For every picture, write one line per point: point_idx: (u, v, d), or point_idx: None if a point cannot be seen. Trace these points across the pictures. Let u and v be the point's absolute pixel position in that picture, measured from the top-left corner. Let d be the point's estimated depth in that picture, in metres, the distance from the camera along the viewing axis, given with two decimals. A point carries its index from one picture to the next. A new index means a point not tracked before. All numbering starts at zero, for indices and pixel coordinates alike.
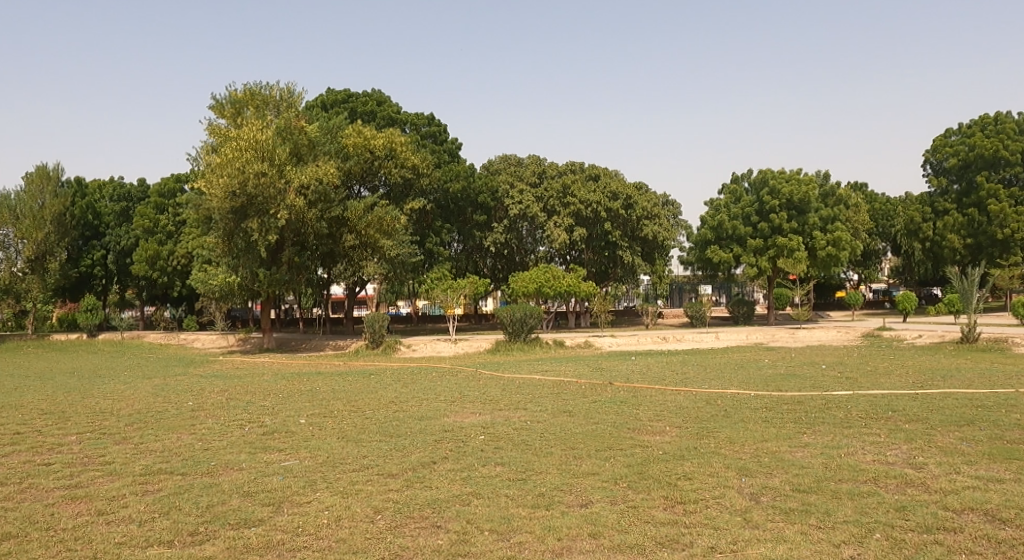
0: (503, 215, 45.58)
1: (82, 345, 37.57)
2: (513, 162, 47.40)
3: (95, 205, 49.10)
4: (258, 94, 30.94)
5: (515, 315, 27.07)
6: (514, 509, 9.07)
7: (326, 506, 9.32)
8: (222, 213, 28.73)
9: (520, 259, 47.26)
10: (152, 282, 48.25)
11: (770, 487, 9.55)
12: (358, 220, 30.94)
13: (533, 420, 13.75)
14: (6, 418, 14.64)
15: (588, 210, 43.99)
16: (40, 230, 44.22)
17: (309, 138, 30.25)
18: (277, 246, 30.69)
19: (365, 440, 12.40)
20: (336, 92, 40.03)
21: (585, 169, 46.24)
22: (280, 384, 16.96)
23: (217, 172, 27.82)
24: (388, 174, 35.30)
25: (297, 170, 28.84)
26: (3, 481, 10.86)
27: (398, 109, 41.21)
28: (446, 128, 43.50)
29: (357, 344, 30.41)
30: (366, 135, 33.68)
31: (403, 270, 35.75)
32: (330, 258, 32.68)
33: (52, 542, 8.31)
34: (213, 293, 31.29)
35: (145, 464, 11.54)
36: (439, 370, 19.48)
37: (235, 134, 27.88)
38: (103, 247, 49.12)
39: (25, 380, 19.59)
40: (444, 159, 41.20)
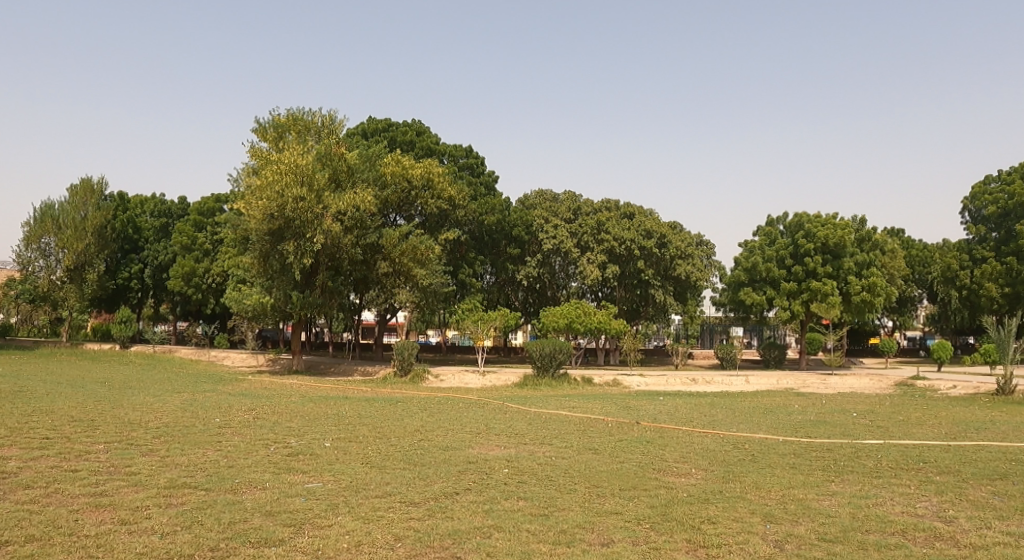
0: (537, 249, 45.90)
1: (116, 356, 38.25)
2: (549, 197, 47.59)
3: (136, 220, 50.15)
4: (301, 120, 31.59)
5: (545, 349, 26.95)
6: (534, 544, 8.99)
7: (348, 530, 9.33)
8: (259, 235, 29.24)
9: (552, 294, 47.30)
10: (186, 299, 48.93)
11: (795, 535, 9.35)
12: (392, 248, 31.18)
13: (558, 456, 13.66)
14: (37, 423, 14.90)
15: (621, 247, 43.94)
16: (81, 241, 45.28)
17: (348, 165, 30.62)
18: (311, 269, 31.02)
19: (389, 467, 12.39)
20: (377, 121, 40.61)
21: (620, 207, 46.17)
22: (308, 406, 17.07)
23: (256, 194, 28.37)
24: (424, 205, 35.66)
25: (335, 196, 29.16)
26: (30, 484, 11.04)
27: (436, 140, 41.71)
28: (484, 160, 43.90)
29: (386, 371, 30.46)
30: (405, 164, 34.06)
31: (435, 299, 36.03)
32: (363, 284, 32.96)
33: (75, 548, 8.42)
34: (246, 313, 31.58)
35: (170, 477, 11.64)
36: (466, 400, 19.39)
37: (276, 157, 28.41)
38: (141, 261, 50.10)
39: (57, 387, 19.86)
40: (481, 191, 41.37)
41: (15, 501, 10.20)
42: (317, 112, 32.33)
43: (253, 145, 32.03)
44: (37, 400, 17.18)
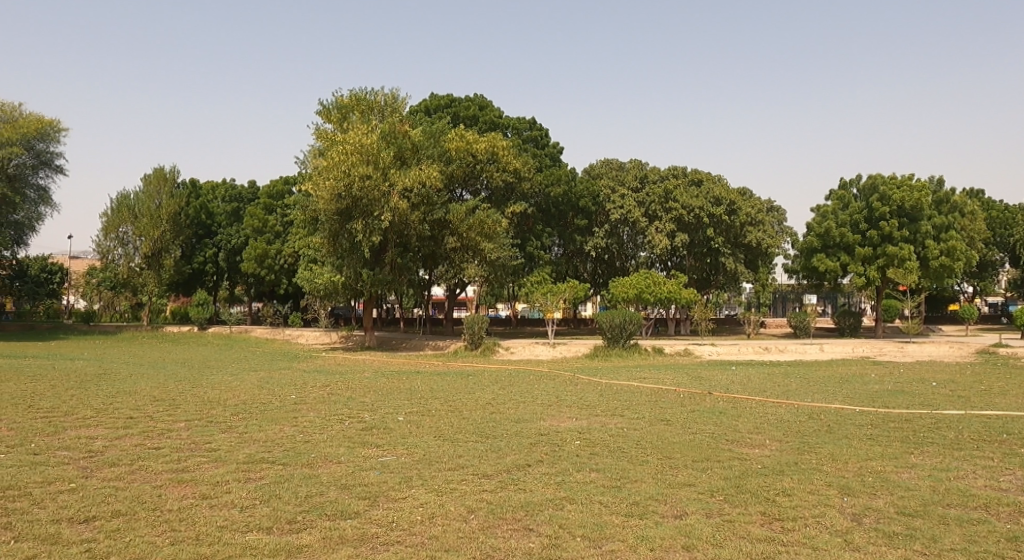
0: (604, 220, 45.55)
1: (195, 338, 39.62)
2: (615, 166, 46.95)
3: (209, 205, 51.82)
4: (364, 99, 31.86)
5: (615, 321, 26.71)
6: (606, 516, 8.90)
7: (422, 503, 9.43)
8: (328, 215, 29.58)
9: (620, 264, 46.98)
10: (260, 280, 50.30)
11: (873, 509, 9.03)
12: (460, 223, 31.33)
13: (630, 427, 13.52)
14: (122, 403, 15.52)
15: (690, 215, 43.12)
16: (157, 228, 46.90)
17: (413, 142, 30.70)
18: (380, 247, 31.35)
19: (462, 440, 12.46)
20: (439, 97, 40.67)
21: (688, 174, 45.26)
22: (381, 381, 17.33)
23: (324, 175, 28.70)
24: (490, 178, 35.69)
25: (401, 173, 29.34)
26: (116, 462, 11.52)
27: (500, 113, 41.53)
28: (548, 131, 43.53)
29: (456, 345, 30.75)
30: (469, 139, 34.14)
31: (503, 272, 36.36)
32: (432, 260, 33.19)
33: (158, 522, 8.73)
34: (318, 291, 32.30)
35: (249, 453, 11.96)
36: (537, 372, 19.41)
37: (342, 137, 28.72)
38: (215, 245, 51.62)
39: (141, 368, 20.66)
40: (546, 163, 41.13)
41: (102, 478, 10.63)
42: (378, 91, 32.57)
43: (318, 126, 32.45)
44: (123, 382, 17.92)
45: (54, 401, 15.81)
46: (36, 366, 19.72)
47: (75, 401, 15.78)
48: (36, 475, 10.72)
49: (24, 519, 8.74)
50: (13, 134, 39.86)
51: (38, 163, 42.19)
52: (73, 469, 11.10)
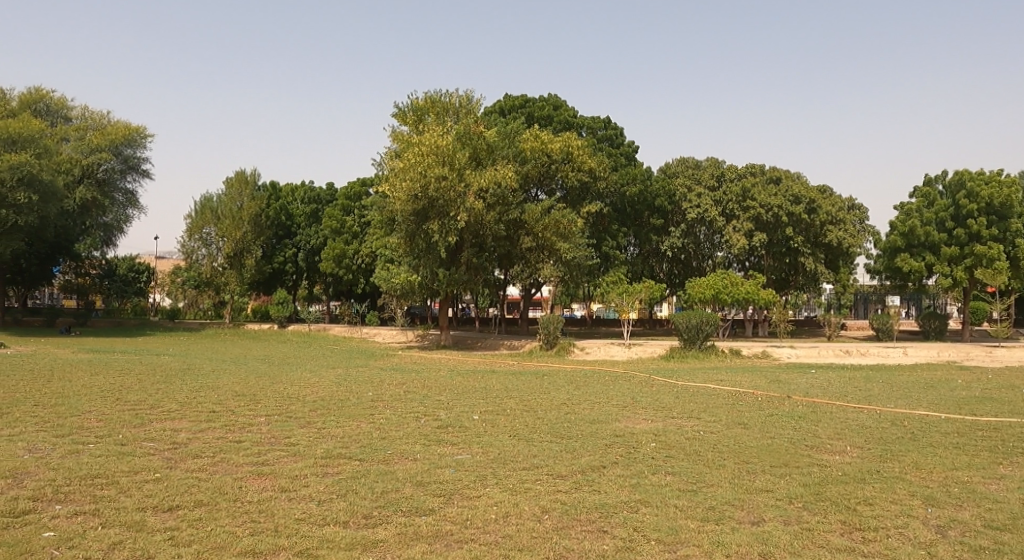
0: (680, 219, 44.95)
1: (276, 335, 40.74)
2: (691, 164, 46.31)
3: (288, 207, 53.28)
4: (439, 101, 32.31)
5: (691, 322, 26.27)
6: (682, 521, 8.71)
7: (496, 502, 9.42)
8: (405, 216, 29.94)
9: (697, 264, 46.36)
10: (339, 280, 51.30)
11: (960, 521, 8.61)
12: (535, 223, 31.45)
13: (706, 430, 13.24)
14: (206, 397, 16.03)
15: (768, 214, 42.17)
16: (239, 229, 48.35)
17: (488, 143, 30.88)
18: (456, 246, 31.59)
19: (537, 440, 12.42)
20: (514, 97, 40.88)
21: (766, 172, 44.48)
22: (455, 380, 17.44)
23: (400, 176, 29.07)
24: (565, 178, 35.65)
25: (477, 173, 29.50)
26: (199, 454, 11.89)
27: (574, 113, 41.42)
28: (623, 130, 43.18)
29: (532, 344, 30.76)
30: (544, 139, 34.24)
31: (579, 272, 36.36)
32: (508, 260, 33.32)
33: (239, 513, 8.95)
34: (395, 291, 32.86)
35: (327, 448, 12.18)
36: (611, 373, 19.26)
37: (418, 139, 29.08)
38: (295, 245, 53.31)
39: (224, 364, 21.30)
40: (621, 162, 40.71)
41: (185, 469, 10.98)
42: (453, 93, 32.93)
43: (394, 128, 33.00)
44: (208, 376, 18.53)
45: (142, 394, 16.44)
46: (125, 361, 20.58)
47: (161, 394, 16.39)
48: (123, 464, 11.15)
49: (112, 507, 9.08)
50: (102, 141, 41.49)
51: (125, 168, 43.77)
52: (158, 460, 11.51)
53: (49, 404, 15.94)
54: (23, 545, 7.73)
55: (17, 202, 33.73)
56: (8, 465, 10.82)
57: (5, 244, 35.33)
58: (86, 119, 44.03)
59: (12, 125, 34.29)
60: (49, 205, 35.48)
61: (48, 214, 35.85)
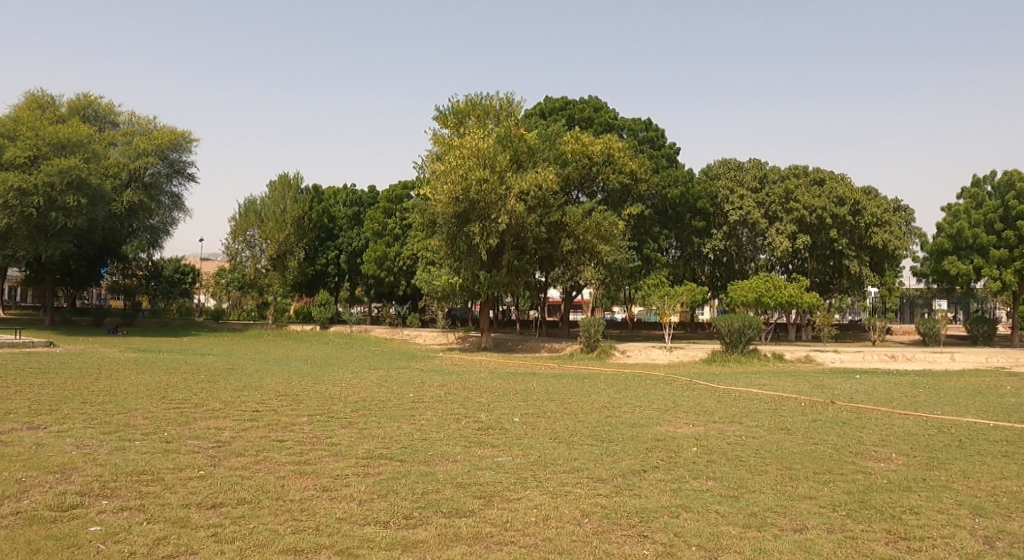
0: (723, 221, 44.24)
1: (318, 336, 41.27)
2: (732, 166, 45.57)
3: (331, 210, 54.00)
4: (480, 104, 32.59)
5: (733, 325, 26.01)
6: (723, 527, 8.62)
7: (536, 504, 9.40)
8: (446, 217, 30.22)
9: (740, 267, 45.97)
10: (380, 282, 51.69)
11: (1010, 532, 8.37)
12: (576, 225, 31.23)
13: (749, 436, 13.08)
14: (250, 397, 16.28)
15: (812, 216, 41.50)
16: (282, 232, 49.10)
17: (529, 145, 30.94)
18: (497, 249, 31.63)
19: (577, 443, 12.38)
20: (554, 100, 40.96)
21: (809, 173, 43.87)
22: (496, 382, 17.47)
23: (441, 179, 29.20)
24: (606, 180, 35.54)
25: (518, 176, 29.52)
26: (243, 452, 12.07)
27: (615, 114, 41.27)
28: (664, 132, 42.87)
29: (572, 347, 30.69)
30: (584, 141, 33.79)
31: (620, 274, 36.08)
32: (549, 262, 33.39)
33: (281, 511, 9.06)
34: (437, 293, 33.19)
35: (368, 448, 12.28)
36: (653, 377, 19.12)
37: (458, 142, 29.20)
38: (337, 247, 53.52)
39: (267, 364, 21.64)
40: (662, 164, 40.19)
41: (229, 467, 11.16)
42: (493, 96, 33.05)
43: (435, 132, 33.30)
44: (252, 376, 18.82)
45: (187, 393, 16.77)
46: (172, 360, 21.00)
47: (205, 393, 16.68)
48: (169, 461, 11.37)
49: (157, 503, 9.25)
50: (148, 146, 42.49)
51: (170, 172, 44.69)
52: (203, 458, 11.71)
53: (98, 401, 16.33)
54: (70, 539, 7.91)
55: (67, 205, 34.59)
56: (59, 460, 11.11)
57: (55, 246, 36.30)
58: (133, 124, 45.10)
59: (62, 130, 35.18)
60: (98, 208, 36.40)
61: (97, 217, 36.86)
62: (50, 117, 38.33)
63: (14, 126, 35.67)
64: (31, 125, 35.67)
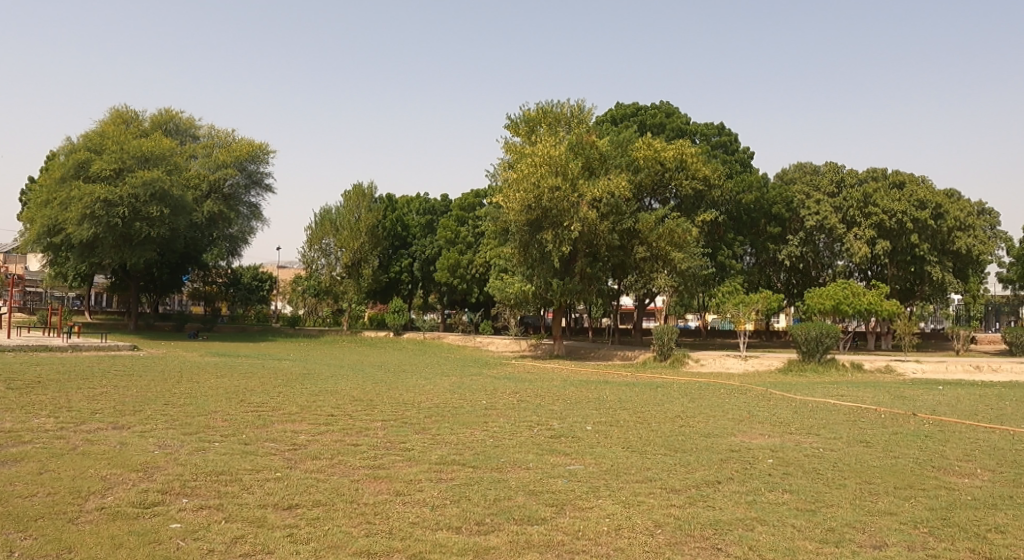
0: (800, 227, 43.65)
1: (392, 343, 42.05)
2: (809, 170, 45.19)
3: (404, 218, 54.64)
4: (551, 112, 32.95)
5: (810, 333, 25.44)
6: (799, 541, 8.44)
7: (608, 514, 9.38)
8: (519, 226, 30.29)
9: (816, 274, 45.25)
10: (452, 289, 52.27)
11: None
12: (649, 232, 31.37)
13: (826, 448, 12.77)
14: (326, 401, 16.72)
15: (892, 221, 40.25)
16: (356, 240, 50.35)
17: (601, 152, 30.95)
18: (570, 257, 31.72)
19: (650, 452, 12.31)
20: (626, 106, 40.90)
21: (889, 176, 42.32)
22: (568, 390, 17.49)
23: (514, 188, 29.49)
24: (680, 186, 35.17)
25: (590, 183, 29.56)
26: (319, 456, 12.40)
27: (687, 120, 40.89)
28: (737, 136, 42.31)
29: (645, 355, 30.44)
30: (656, 147, 34.12)
31: (694, 282, 35.48)
32: (621, 270, 33.23)
33: (355, 514, 9.27)
34: (509, 301, 33.44)
35: (441, 454, 12.45)
36: (727, 386, 18.86)
37: (531, 150, 29.44)
38: (410, 255, 53.92)
39: (342, 369, 22.21)
40: (735, 169, 40.08)
41: (305, 469, 11.49)
42: (565, 104, 33.42)
43: (507, 141, 33.75)
44: (328, 381, 19.32)
45: (266, 397, 17.33)
46: (250, 365, 21.71)
47: (283, 397, 17.20)
48: (247, 463, 11.76)
49: (235, 502, 9.58)
50: (227, 158, 44.35)
51: (249, 183, 46.46)
52: (280, 460, 12.08)
53: (180, 404, 16.98)
54: (152, 535, 8.26)
55: (151, 215, 36.34)
56: (142, 459, 11.61)
57: (139, 255, 37.86)
58: (212, 137, 46.81)
59: (145, 143, 36.83)
60: (179, 217, 38.12)
61: (178, 226, 38.52)
62: (134, 131, 40.06)
63: (100, 140, 37.26)
64: (116, 139, 37.31)
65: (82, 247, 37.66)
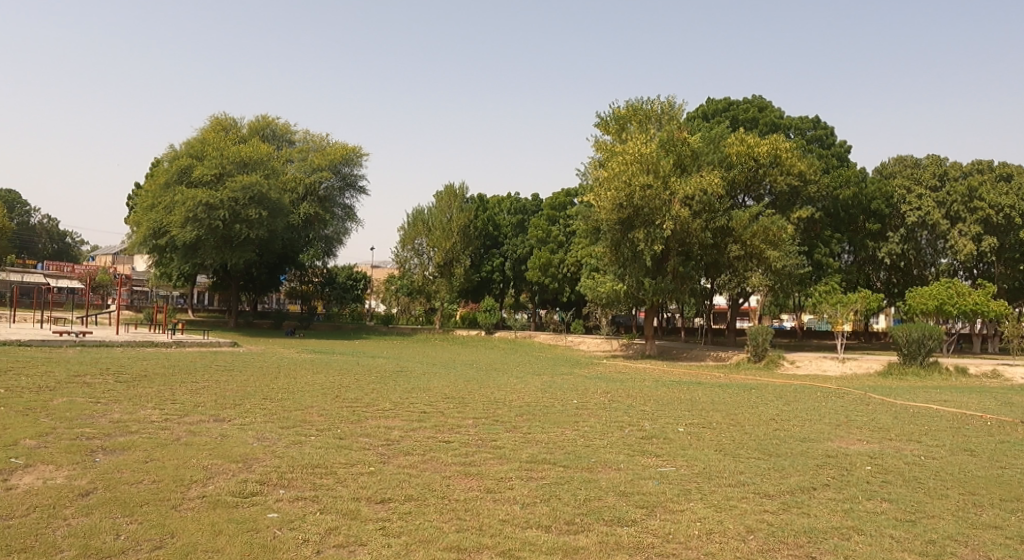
0: (900, 223, 42.07)
1: (484, 341, 42.70)
2: (909, 163, 43.08)
3: (496, 218, 55.74)
4: (641, 109, 32.75)
5: (911, 335, 24.53)
6: (897, 553, 8.25)
7: (700, 517, 9.38)
8: (610, 225, 30.23)
9: (918, 273, 43.20)
10: (544, 288, 52.69)
11: None
12: (743, 230, 30.98)
13: (928, 455, 12.36)
14: (421, 398, 17.20)
15: (999, 216, 38.52)
16: (448, 240, 51.19)
17: (692, 149, 30.65)
18: (662, 255, 31.56)
19: (743, 456, 12.20)
20: (717, 101, 40.49)
21: (994, 168, 40.76)
22: (660, 390, 17.44)
23: (605, 186, 29.50)
24: (774, 183, 34.42)
25: (682, 181, 29.37)
26: (412, 451, 12.81)
27: (781, 114, 39.98)
28: (833, 130, 41.15)
29: (739, 356, 29.93)
30: (750, 143, 33.48)
31: (790, 281, 34.66)
32: (714, 268, 32.84)
33: (447, 510, 9.57)
34: (600, 300, 33.47)
35: (532, 453, 12.67)
36: (824, 389, 18.42)
37: (621, 148, 29.39)
38: (502, 255, 54.99)
39: (435, 367, 22.74)
40: (833, 164, 38.98)
41: (398, 465, 11.89)
42: (655, 100, 33.18)
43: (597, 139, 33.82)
44: (421, 379, 19.83)
45: (360, 393, 17.97)
46: (347, 361, 22.51)
47: (377, 394, 17.79)
48: (342, 457, 12.26)
49: (330, 495, 10.02)
50: (322, 161, 46.03)
51: (343, 185, 47.98)
52: (374, 455, 12.54)
53: (278, 399, 17.78)
54: (250, 523, 8.74)
55: (250, 217, 38.08)
56: (241, 451, 12.25)
57: (239, 255, 39.60)
58: (308, 141, 48.53)
59: (242, 149, 38.82)
60: (277, 219, 39.79)
61: (276, 228, 40.12)
62: (233, 137, 41.98)
63: (201, 147, 39.26)
64: (216, 146, 39.24)
65: (186, 248, 39.63)
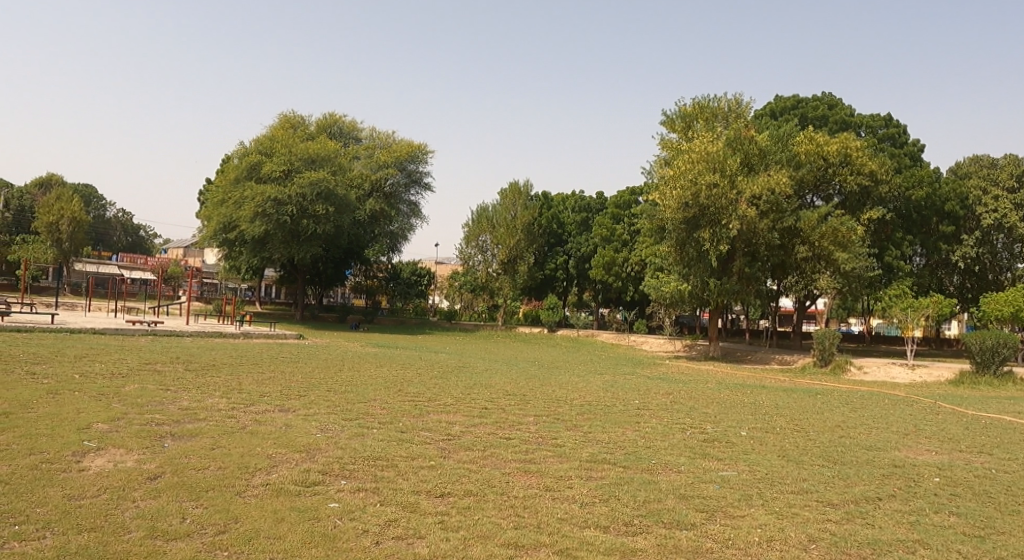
0: (975, 226, 40.71)
1: (545, 339, 42.71)
2: (986, 163, 41.71)
3: (559, 215, 55.94)
4: (707, 107, 32.23)
5: (986, 343, 23.55)
6: None
7: (760, 524, 9.20)
8: (675, 224, 29.87)
9: (994, 276, 41.84)
10: (607, 286, 52.52)
11: None
12: (812, 230, 30.18)
13: (1002, 469, 11.84)
14: (482, 394, 17.31)
15: None
16: (512, 237, 51.27)
17: (760, 147, 30.03)
18: (728, 255, 31.01)
19: (807, 462, 11.92)
20: (785, 99, 39.71)
21: None
22: (723, 393, 17.16)
23: (670, 185, 29.15)
24: (844, 183, 33.48)
25: (750, 180, 28.78)
26: (471, 447, 12.90)
27: (852, 112, 38.93)
28: (906, 128, 39.83)
29: (805, 360, 29.21)
30: (819, 142, 32.62)
31: (859, 284, 33.75)
32: (782, 270, 32.17)
33: (504, 506, 9.59)
34: (664, 300, 33.11)
35: (591, 452, 12.63)
36: (895, 396, 17.86)
37: (688, 146, 29.00)
38: (566, 253, 55.36)
39: (497, 364, 22.86)
40: (905, 163, 37.75)
41: (458, 460, 11.98)
42: (722, 98, 32.62)
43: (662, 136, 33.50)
44: (482, 375, 19.96)
45: (422, 387, 18.19)
46: (409, 356, 22.82)
47: (438, 388, 17.98)
48: (403, 450, 12.43)
49: (390, 487, 10.17)
50: (387, 158, 46.79)
51: (408, 182, 48.65)
52: (434, 449, 12.67)
53: (342, 391, 18.14)
54: (312, 512, 8.94)
55: (316, 213, 39.00)
56: (305, 441, 12.52)
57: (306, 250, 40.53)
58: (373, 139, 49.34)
59: (311, 146, 39.50)
60: (342, 215, 40.59)
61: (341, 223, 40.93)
62: (301, 135, 42.97)
63: (270, 143, 40.18)
64: (284, 143, 40.14)
65: (255, 242, 40.79)
